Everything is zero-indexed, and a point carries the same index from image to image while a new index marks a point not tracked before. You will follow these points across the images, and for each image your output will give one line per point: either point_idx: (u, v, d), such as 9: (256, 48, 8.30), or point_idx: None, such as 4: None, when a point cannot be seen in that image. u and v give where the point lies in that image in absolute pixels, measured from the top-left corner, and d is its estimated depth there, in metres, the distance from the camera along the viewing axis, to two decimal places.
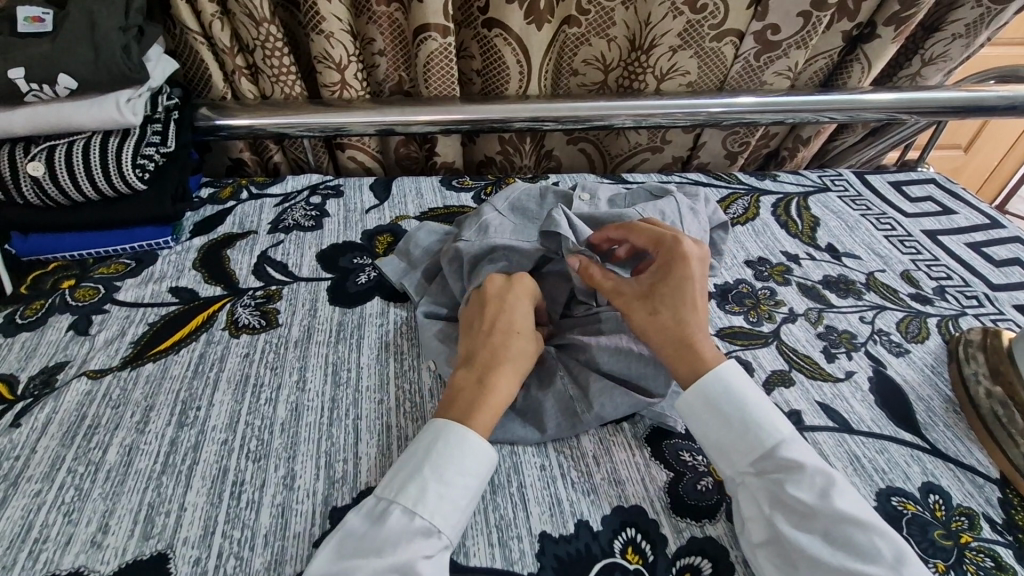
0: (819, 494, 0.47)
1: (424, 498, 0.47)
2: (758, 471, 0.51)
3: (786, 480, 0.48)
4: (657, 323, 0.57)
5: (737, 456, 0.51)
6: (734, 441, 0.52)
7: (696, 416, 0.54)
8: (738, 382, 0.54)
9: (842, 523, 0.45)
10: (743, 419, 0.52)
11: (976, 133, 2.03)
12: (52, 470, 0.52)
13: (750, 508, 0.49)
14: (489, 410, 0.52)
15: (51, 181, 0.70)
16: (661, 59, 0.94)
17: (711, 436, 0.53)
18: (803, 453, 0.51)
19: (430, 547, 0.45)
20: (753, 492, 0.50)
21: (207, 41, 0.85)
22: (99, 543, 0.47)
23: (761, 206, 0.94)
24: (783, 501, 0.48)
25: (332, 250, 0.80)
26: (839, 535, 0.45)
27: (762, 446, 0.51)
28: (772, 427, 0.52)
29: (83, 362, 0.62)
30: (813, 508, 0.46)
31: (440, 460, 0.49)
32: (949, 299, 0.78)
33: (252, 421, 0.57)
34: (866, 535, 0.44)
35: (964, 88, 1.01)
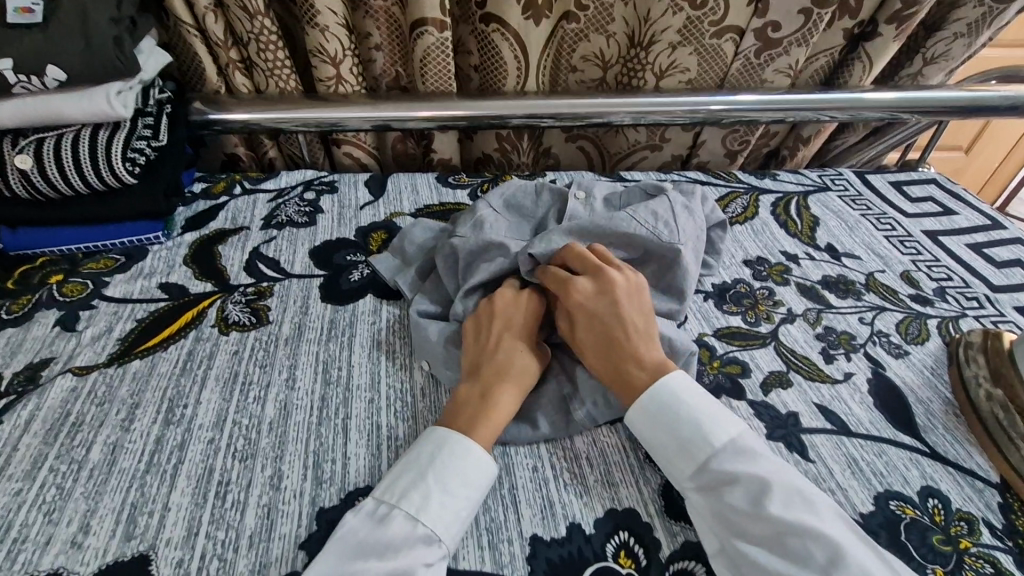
0: (755, 501, 0.46)
1: (428, 506, 0.46)
2: (699, 484, 0.50)
3: (723, 491, 0.47)
4: (594, 346, 0.56)
5: (679, 471, 0.51)
6: (675, 456, 0.51)
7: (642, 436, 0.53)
8: (672, 392, 0.53)
9: (777, 530, 0.44)
10: (679, 432, 0.51)
11: (977, 134, 2.02)
12: (34, 468, 0.51)
13: (700, 521, 0.49)
14: (490, 424, 0.52)
15: (39, 173, 0.69)
16: (661, 56, 0.93)
17: (656, 453, 0.53)
18: (741, 457, 0.49)
19: (430, 555, 0.44)
20: (698, 505, 0.49)
21: (200, 34, 0.84)
22: (80, 543, 0.46)
23: (760, 205, 0.93)
24: (723, 512, 0.47)
25: (326, 247, 0.79)
26: (778, 543, 0.44)
27: (698, 457, 0.50)
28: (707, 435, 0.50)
29: (70, 358, 0.61)
30: (749, 517, 0.45)
31: (444, 469, 0.48)
32: (949, 300, 0.77)
33: (240, 419, 0.56)
34: (801, 540, 0.43)
35: (967, 88, 1.00)
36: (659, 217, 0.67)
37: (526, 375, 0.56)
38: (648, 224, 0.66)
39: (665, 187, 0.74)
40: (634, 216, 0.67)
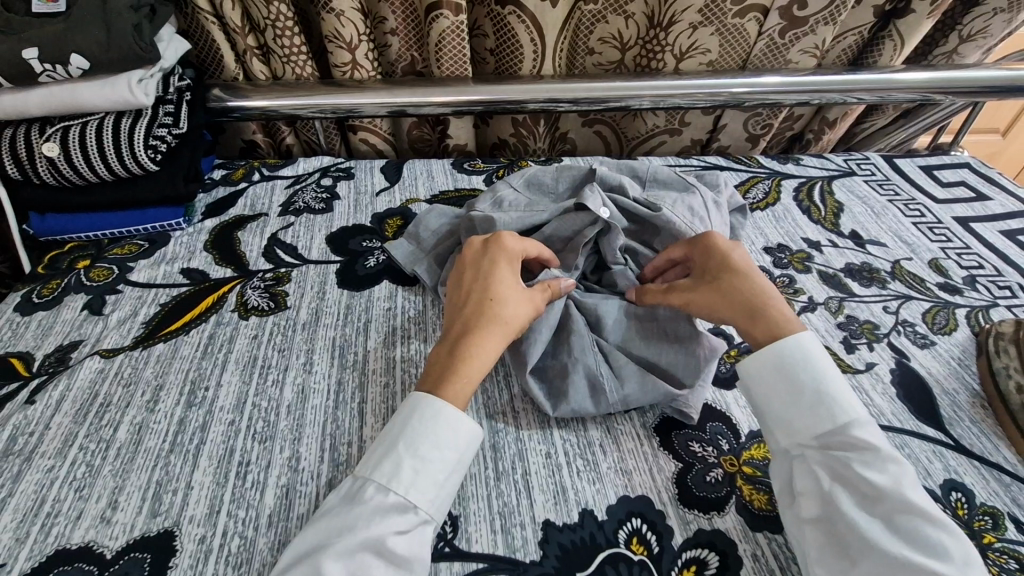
0: (890, 479, 0.46)
1: (399, 474, 0.47)
2: (820, 446, 0.50)
3: (854, 460, 0.47)
4: (727, 295, 0.58)
5: (804, 428, 0.50)
6: (800, 411, 0.51)
7: (762, 385, 0.53)
8: (819, 355, 0.53)
9: (910, 513, 0.44)
10: (815, 390, 0.51)
11: (1015, 118, 1.93)
12: (64, 447, 0.53)
13: (808, 481, 0.48)
14: (462, 384, 0.52)
15: (65, 161, 0.70)
16: (681, 36, 0.90)
17: (775, 406, 0.52)
18: (876, 436, 0.49)
19: (406, 523, 0.45)
20: (814, 465, 0.49)
21: (218, 20, 0.84)
22: (108, 519, 0.48)
23: (783, 190, 0.91)
24: (848, 479, 0.47)
25: (342, 233, 0.80)
26: (902, 524, 0.44)
27: (833, 420, 0.50)
28: (846, 404, 0.50)
29: (97, 341, 0.63)
30: (881, 491, 0.45)
31: (413, 436, 0.49)
32: (980, 289, 0.75)
33: (259, 402, 0.57)
34: (932, 530, 0.43)
35: (1006, 66, 0.95)
36: (691, 211, 0.69)
37: (500, 329, 0.55)
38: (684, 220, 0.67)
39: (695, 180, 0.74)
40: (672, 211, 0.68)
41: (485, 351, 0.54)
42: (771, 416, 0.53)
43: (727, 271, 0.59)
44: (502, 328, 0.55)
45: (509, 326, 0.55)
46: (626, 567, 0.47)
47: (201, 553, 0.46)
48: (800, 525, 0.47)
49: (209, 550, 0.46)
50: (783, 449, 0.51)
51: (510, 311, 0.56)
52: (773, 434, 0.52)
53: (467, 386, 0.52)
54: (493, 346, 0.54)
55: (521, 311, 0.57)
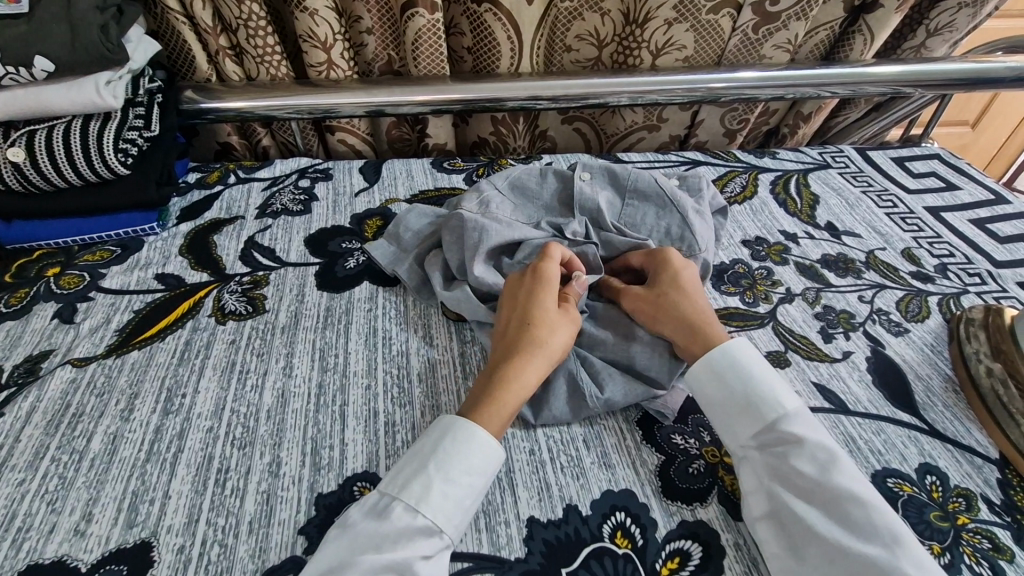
0: (821, 469, 0.48)
1: (427, 498, 0.46)
2: (759, 445, 0.51)
3: (789, 455, 0.49)
4: (670, 308, 0.60)
5: (742, 429, 0.53)
6: (736, 415, 0.53)
7: (701, 389, 0.56)
8: (750, 356, 0.56)
9: (842, 499, 0.46)
10: (746, 391, 0.53)
11: (984, 108, 1.98)
12: (36, 459, 0.51)
13: (752, 480, 0.50)
14: (504, 407, 0.52)
15: (31, 166, 0.68)
16: (656, 33, 0.91)
17: (716, 410, 0.55)
18: (807, 426, 0.51)
19: (431, 545, 0.45)
20: (755, 465, 0.50)
21: (188, 21, 0.83)
22: (83, 531, 0.47)
23: (760, 184, 0.92)
24: (785, 473, 0.48)
25: (321, 234, 0.79)
26: (839, 511, 0.45)
27: (765, 418, 0.52)
28: (773, 401, 0.52)
29: (69, 350, 0.61)
30: (815, 481, 0.47)
31: (447, 459, 0.48)
32: (951, 276, 0.77)
33: (238, 408, 0.56)
34: (864, 513, 0.45)
35: (972, 59, 0.97)
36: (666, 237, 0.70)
37: (544, 358, 0.55)
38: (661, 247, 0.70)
39: (679, 194, 0.72)
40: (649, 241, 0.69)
41: (527, 378, 0.54)
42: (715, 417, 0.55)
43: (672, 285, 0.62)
44: (545, 353, 0.55)
45: (551, 351, 0.56)
46: (610, 561, 0.47)
47: (180, 563, 0.45)
48: (753, 524, 0.48)
49: (188, 559, 0.45)
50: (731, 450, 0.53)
51: (552, 338, 0.56)
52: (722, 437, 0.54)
53: (507, 415, 0.52)
54: (537, 372, 0.55)
55: (563, 337, 0.57)
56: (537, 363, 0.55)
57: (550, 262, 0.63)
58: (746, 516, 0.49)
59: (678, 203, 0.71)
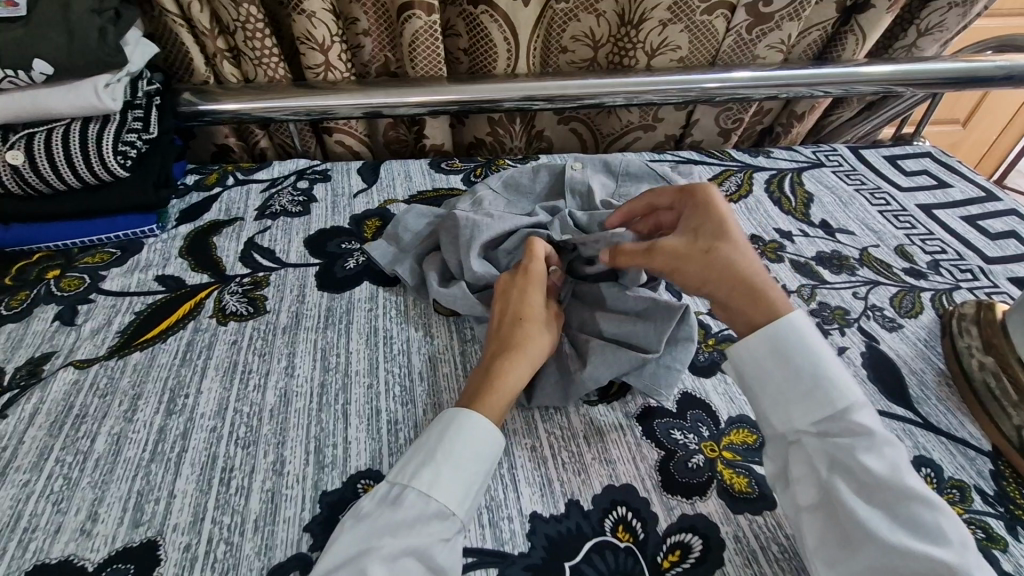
0: (890, 465, 0.46)
1: (438, 483, 0.47)
2: (819, 432, 0.50)
3: (857, 447, 0.48)
4: (715, 265, 0.56)
5: (803, 412, 0.51)
6: (797, 396, 0.51)
7: (753, 362, 0.53)
8: (810, 331, 0.53)
9: (905, 497, 0.45)
10: (814, 373, 0.51)
11: (974, 107, 2.01)
12: (40, 460, 0.52)
13: (806, 469, 0.49)
14: (501, 401, 0.53)
15: (31, 169, 0.68)
16: (651, 34, 0.92)
17: (773, 383, 0.52)
18: (874, 419, 0.49)
19: (445, 530, 0.46)
20: (810, 453, 0.49)
21: (186, 23, 0.83)
22: (89, 531, 0.47)
23: (754, 182, 0.93)
24: (849, 467, 0.47)
25: (320, 235, 0.79)
26: (903, 511, 0.45)
27: (833, 405, 0.50)
28: (845, 389, 0.50)
29: (71, 352, 0.62)
30: (879, 478, 0.46)
31: (457, 447, 0.49)
32: (943, 272, 0.78)
33: (241, 407, 0.57)
34: (929, 515, 0.44)
35: (963, 58, 0.99)
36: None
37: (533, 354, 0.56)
38: None
39: (672, 175, 0.73)
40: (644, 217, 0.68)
41: (520, 373, 0.55)
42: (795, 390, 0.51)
43: (715, 238, 0.57)
44: (534, 349, 0.56)
45: (540, 347, 0.57)
46: (612, 555, 0.48)
47: (186, 561, 0.45)
48: (798, 513, 0.48)
49: (195, 558, 0.46)
50: (781, 434, 0.51)
51: (541, 334, 0.58)
52: (773, 414, 0.52)
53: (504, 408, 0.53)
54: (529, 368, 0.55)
55: (550, 334, 0.59)
56: (528, 361, 0.55)
57: (535, 257, 0.63)
58: (791, 504, 0.49)
59: (670, 180, 0.72)
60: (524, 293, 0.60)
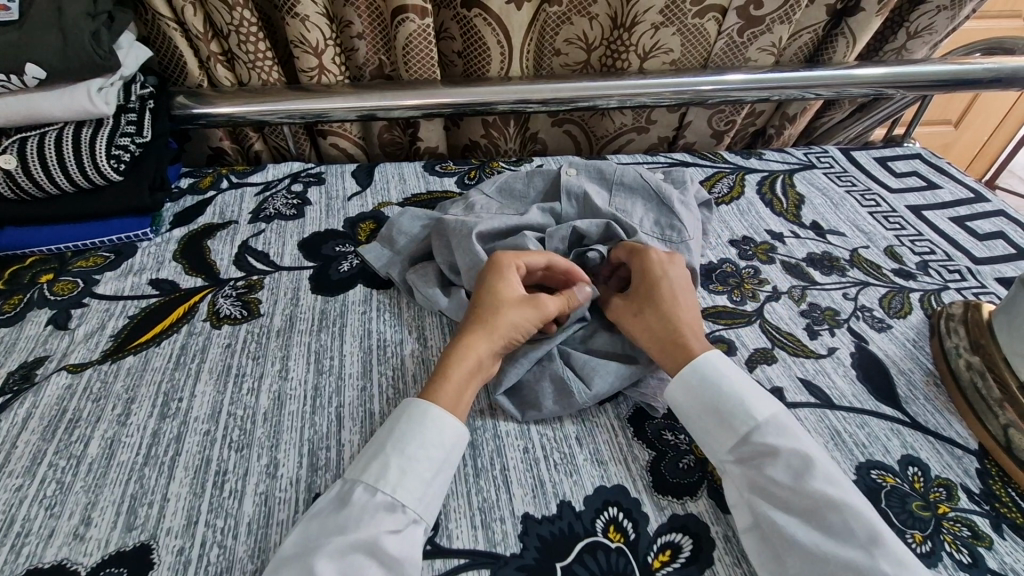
0: (796, 476, 0.48)
1: (385, 474, 0.48)
2: (737, 458, 0.51)
3: (765, 465, 0.49)
4: (643, 326, 0.60)
5: (721, 440, 0.52)
6: (716, 424, 0.53)
7: (681, 406, 0.56)
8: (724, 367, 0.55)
9: (822, 505, 0.46)
10: (716, 399, 0.53)
11: (966, 107, 2.02)
12: (33, 464, 0.52)
13: (736, 493, 0.50)
14: (446, 387, 0.53)
15: (23, 173, 0.68)
16: (644, 37, 0.92)
17: (693, 424, 0.54)
18: (781, 432, 0.51)
19: (396, 522, 0.46)
20: (737, 476, 0.51)
21: (180, 27, 0.83)
22: (82, 535, 0.47)
23: (746, 184, 0.94)
24: (761, 485, 0.48)
25: (314, 238, 0.79)
26: (818, 520, 0.45)
27: (738, 430, 0.51)
28: (752, 409, 0.52)
29: (64, 356, 0.62)
30: (790, 490, 0.47)
31: (398, 440, 0.50)
32: (932, 273, 0.79)
33: (235, 411, 0.57)
34: (840, 517, 0.45)
35: (952, 61, 1.00)
36: (655, 228, 0.71)
37: (485, 341, 0.56)
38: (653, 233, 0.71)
39: (666, 187, 0.73)
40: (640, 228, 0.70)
41: (467, 359, 0.55)
42: (697, 427, 0.54)
43: (650, 301, 0.60)
44: (490, 337, 0.56)
45: (497, 335, 0.56)
46: (603, 555, 0.48)
47: (180, 564, 0.46)
48: (738, 535, 0.49)
49: (188, 561, 0.46)
50: (714, 462, 0.53)
51: (499, 321, 0.57)
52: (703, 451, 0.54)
53: (453, 397, 0.53)
54: (478, 355, 0.55)
55: (514, 321, 0.57)
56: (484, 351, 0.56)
57: (524, 257, 0.62)
58: (732, 528, 0.50)
59: (663, 194, 0.73)
60: (488, 280, 0.60)
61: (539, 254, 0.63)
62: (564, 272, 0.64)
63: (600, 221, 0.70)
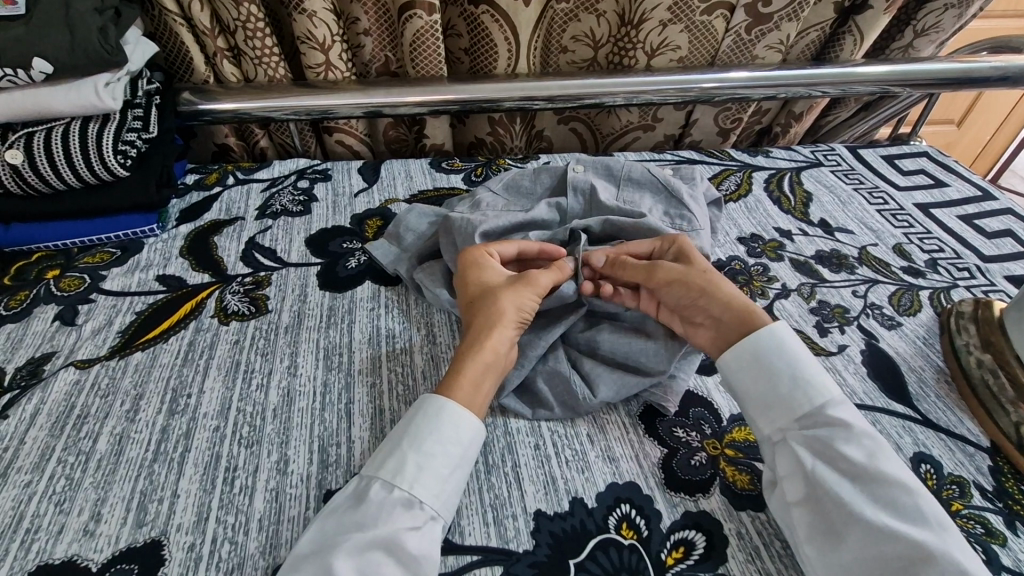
0: (867, 454, 0.48)
1: (402, 469, 0.47)
2: (800, 429, 0.52)
3: (835, 440, 0.49)
4: (704, 292, 0.59)
5: (782, 413, 0.53)
6: (780, 399, 0.53)
7: (741, 376, 0.55)
8: (792, 341, 0.55)
9: (889, 484, 0.46)
10: (789, 376, 0.53)
11: (969, 107, 2.03)
12: (42, 460, 0.51)
13: (793, 465, 0.50)
14: (463, 380, 0.53)
15: (30, 169, 0.68)
16: (651, 34, 0.92)
17: (759, 394, 0.54)
18: (849, 412, 0.51)
19: (415, 519, 0.46)
20: (796, 447, 0.50)
21: (186, 22, 0.83)
22: (92, 531, 0.47)
23: (753, 182, 0.94)
24: (830, 460, 0.49)
25: (321, 235, 0.79)
26: (885, 498, 0.46)
27: (808, 405, 0.52)
28: (819, 388, 0.53)
29: (72, 352, 0.61)
30: (860, 465, 0.48)
31: (416, 433, 0.49)
32: (940, 271, 0.78)
33: (244, 407, 0.56)
34: (910, 499, 0.45)
35: (959, 59, 0.99)
36: (665, 219, 0.71)
37: (493, 329, 0.55)
38: (665, 224, 0.70)
39: (674, 181, 0.73)
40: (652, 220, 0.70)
41: (479, 349, 0.54)
42: (751, 405, 0.55)
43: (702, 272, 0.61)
44: (498, 325, 0.56)
45: (503, 320, 0.56)
46: (616, 552, 0.48)
47: (190, 561, 0.45)
48: (788, 507, 0.48)
49: (199, 557, 0.46)
50: (766, 435, 0.53)
51: (502, 308, 0.57)
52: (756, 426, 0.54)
53: (469, 390, 0.53)
54: (493, 343, 0.55)
55: (512, 303, 0.57)
56: (490, 336, 0.55)
57: (498, 246, 0.63)
58: (780, 500, 0.49)
59: (672, 187, 0.73)
60: (467, 278, 0.60)
61: (510, 244, 0.64)
62: (537, 253, 0.66)
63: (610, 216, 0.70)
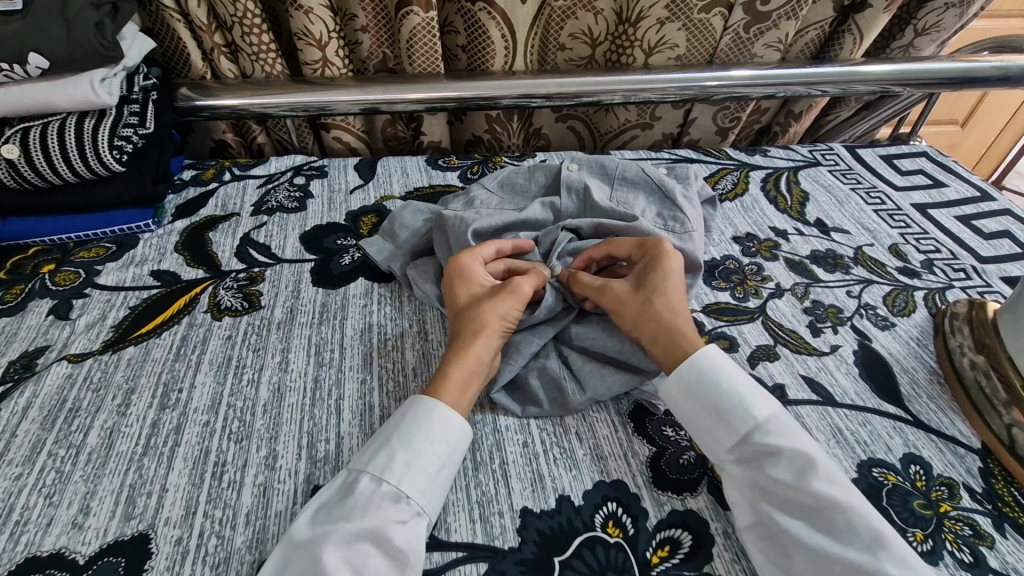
0: (798, 475, 0.47)
1: (391, 465, 0.48)
2: (738, 458, 0.51)
3: (766, 465, 0.49)
4: (650, 313, 0.58)
5: (720, 442, 0.52)
6: (717, 422, 0.52)
7: (679, 398, 0.55)
8: (722, 365, 0.54)
9: (821, 504, 0.45)
10: (721, 402, 0.53)
11: (974, 107, 2.01)
12: (33, 453, 0.52)
13: (735, 493, 0.50)
14: (453, 385, 0.53)
15: (26, 163, 0.68)
16: (649, 32, 0.92)
17: (692, 424, 0.54)
18: (782, 433, 0.50)
19: (402, 513, 0.46)
20: (736, 475, 0.50)
21: (183, 18, 0.83)
22: (81, 524, 0.47)
23: (750, 181, 0.93)
24: (764, 485, 0.48)
25: (316, 231, 0.79)
26: (821, 517, 0.45)
27: (738, 431, 0.51)
28: (750, 410, 0.52)
29: (65, 346, 0.62)
30: (791, 488, 0.47)
31: (406, 431, 0.50)
32: (936, 272, 0.78)
33: (234, 402, 0.57)
34: (843, 516, 0.44)
35: (960, 58, 0.99)
36: (658, 219, 0.71)
37: (476, 337, 0.55)
38: (658, 224, 0.70)
39: (668, 181, 0.73)
40: (645, 221, 0.70)
41: (464, 358, 0.54)
42: (694, 429, 0.54)
43: (653, 288, 0.59)
44: (481, 333, 0.56)
45: (486, 328, 0.56)
46: (602, 550, 0.48)
47: (178, 555, 0.46)
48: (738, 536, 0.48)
49: (186, 550, 0.46)
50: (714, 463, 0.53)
51: (485, 317, 0.57)
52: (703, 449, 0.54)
53: (452, 395, 0.53)
54: (476, 351, 0.55)
55: (496, 311, 0.57)
56: (477, 345, 0.55)
57: (480, 250, 0.63)
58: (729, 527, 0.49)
59: (666, 188, 0.72)
60: (453, 286, 0.61)
61: (490, 245, 0.65)
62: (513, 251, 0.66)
63: (603, 216, 0.70)
